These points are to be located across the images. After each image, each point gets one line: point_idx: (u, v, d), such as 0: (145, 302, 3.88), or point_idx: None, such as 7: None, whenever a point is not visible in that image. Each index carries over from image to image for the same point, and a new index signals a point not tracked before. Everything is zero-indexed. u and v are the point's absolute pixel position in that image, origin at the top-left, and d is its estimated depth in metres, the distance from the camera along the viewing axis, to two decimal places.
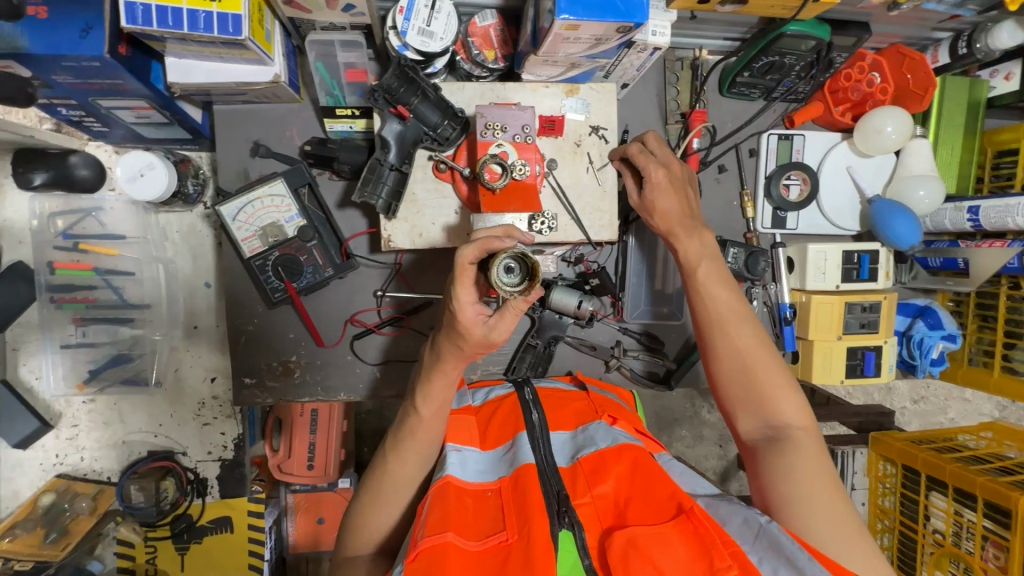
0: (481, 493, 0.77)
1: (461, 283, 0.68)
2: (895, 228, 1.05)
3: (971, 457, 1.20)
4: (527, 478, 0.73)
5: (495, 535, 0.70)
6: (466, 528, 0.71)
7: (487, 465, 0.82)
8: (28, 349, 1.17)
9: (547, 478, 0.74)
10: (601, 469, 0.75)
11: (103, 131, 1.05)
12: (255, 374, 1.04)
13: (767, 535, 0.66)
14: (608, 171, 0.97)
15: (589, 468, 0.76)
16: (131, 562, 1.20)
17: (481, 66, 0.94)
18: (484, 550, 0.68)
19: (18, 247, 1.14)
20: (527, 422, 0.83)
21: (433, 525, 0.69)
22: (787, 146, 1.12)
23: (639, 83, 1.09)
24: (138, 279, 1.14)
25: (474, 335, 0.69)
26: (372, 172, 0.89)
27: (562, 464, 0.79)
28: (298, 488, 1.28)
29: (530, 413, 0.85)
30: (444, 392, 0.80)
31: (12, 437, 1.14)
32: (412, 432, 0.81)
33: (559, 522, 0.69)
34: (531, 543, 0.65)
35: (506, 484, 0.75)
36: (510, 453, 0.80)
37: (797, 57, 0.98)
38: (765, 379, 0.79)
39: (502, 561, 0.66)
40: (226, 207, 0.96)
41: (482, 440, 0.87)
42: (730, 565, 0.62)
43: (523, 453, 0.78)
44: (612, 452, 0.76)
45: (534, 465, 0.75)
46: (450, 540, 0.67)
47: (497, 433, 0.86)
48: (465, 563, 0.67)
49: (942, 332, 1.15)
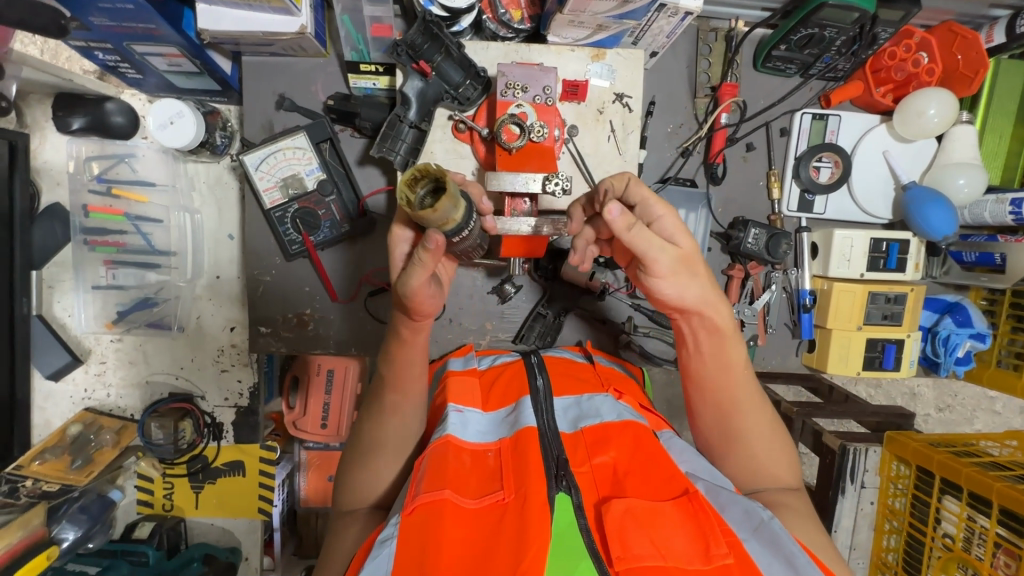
0: (482, 453, 0.77)
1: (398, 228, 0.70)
2: (929, 218, 1.01)
3: (991, 463, 1.15)
4: (527, 441, 0.73)
5: (492, 494, 0.70)
6: (464, 486, 0.72)
7: (489, 426, 0.82)
8: (62, 288, 1.22)
9: (547, 441, 0.74)
10: (604, 442, 0.75)
11: (137, 79, 1.08)
12: (271, 323, 1.07)
13: (762, 531, 0.66)
14: (630, 141, 0.95)
15: (591, 439, 0.76)
16: (150, 495, 1.29)
17: (507, 27, 0.92)
18: (480, 509, 0.69)
19: (56, 189, 1.19)
20: (531, 387, 0.84)
21: (430, 482, 0.70)
22: (821, 126, 1.08)
23: (669, 52, 1.06)
24: (165, 227, 1.18)
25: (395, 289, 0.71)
26: (391, 129, 0.89)
27: (564, 430, 0.78)
28: (312, 445, 1.35)
29: (536, 378, 0.85)
30: (419, 351, 0.81)
31: (45, 369, 1.20)
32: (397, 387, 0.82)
33: (557, 485, 0.69)
34: (527, 504, 0.66)
35: (507, 445, 0.76)
36: (513, 416, 0.81)
37: (838, 30, 0.94)
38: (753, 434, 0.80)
39: (498, 520, 0.67)
40: (250, 156, 0.98)
41: (484, 402, 0.87)
42: (725, 552, 0.63)
43: (526, 417, 0.78)
44: (615, 426, 0.77)
45: (535, 429, 0.75)
46: (447, 496, 0.68)
47: (500, 397, 0.87)
48: (460, 520, 0.67)
49: (971, 330, 1.10)
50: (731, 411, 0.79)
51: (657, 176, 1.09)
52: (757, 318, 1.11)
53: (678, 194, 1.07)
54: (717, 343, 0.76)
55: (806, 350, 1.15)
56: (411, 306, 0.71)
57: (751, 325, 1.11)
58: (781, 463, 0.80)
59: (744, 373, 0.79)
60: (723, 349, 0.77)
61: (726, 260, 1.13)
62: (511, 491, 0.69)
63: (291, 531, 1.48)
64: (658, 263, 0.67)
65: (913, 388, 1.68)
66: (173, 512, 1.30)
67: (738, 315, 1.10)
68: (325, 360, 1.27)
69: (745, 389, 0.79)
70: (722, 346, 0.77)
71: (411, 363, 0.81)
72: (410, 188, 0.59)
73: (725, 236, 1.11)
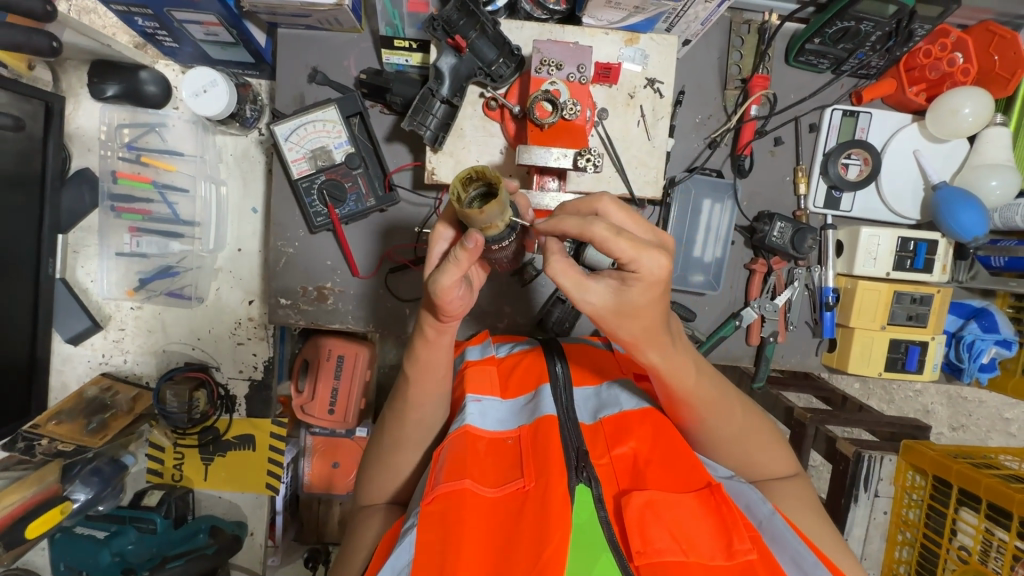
0: (501, 440, 0.73)
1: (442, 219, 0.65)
2: (959, 218, 0.99)
3: (1010, 474, 1.12)
4: (547, 430, 0.69)
5: (512, 482, 0.67)
6: (483, 474, 0.69)
7: (508, 414, 0.78)
8: (86, 253, 1.24)
9: (567, 431, 0.70)
10: (624, 431, 0.71)
11: (173, 47, 1.10)
12: (291, 296, 1.08)
13: (767, 527, 0.65)
14: (659, 127, 0.95)
15: (611, 429, 0.72)
16: (160, 464, 1.30)
17: (542, 7, 0.93)
18: (501, 497, 0.66)
19: (86, 155, 1.21)
20: (550, 373, 0.79)
21: (451, 471, 0.67)
22: (851, 123, 1.07)
23: (701, 43, 1.06)
24: (191, 197, 1.19)
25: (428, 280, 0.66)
26: (422, 102, 0.91)
27: (583, 420, 0.75)
28: (319, 431, 1.37)
29: (554, 365, 0.80)
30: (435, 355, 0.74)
31: (65, 332, 1.22)
32: (407, 394, 0.77)
33: (577, 476, 0.65)
34: (548, 495, 0.62)
35: (527, 432, 0.71)
36: (532, 403, 0.76)
37: (875, 23, 0.92)
38: (732, 432, 0.74)
39: (518, 509, 0.64)
40: (280, 127, 0.99)
41: (502, 390, 0.81)
42: (748, 549, 0.60)
43: (545, 404, 0.73)
44: (634, 415, 0.73)
45: (555, 418, 0.71)
46: (467, 486, 0.65)
47: (519, 384, 0.81)
48: (481, 509, 0.65)
49: (997, 336, 1.08)
50: (698, 429, 0.75)
51: (684, 166, 1.09)
52: (778, 314, 1.10)
53: (704, 184, 1.07)
54: (665, 378, 0.69)
55: (826, 350, 1.14)
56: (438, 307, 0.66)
57: (771, 320, 1.10)
58: (771, 456, 0.77)
59: (704, 394, 0.71)
60: (671, 382, 0.69)
61: (749, 254, 1.12)
62: (531, 479, 0.66)
63: (293, 516, 1.48)
64: (600, 312, 0.61)
65: (927, 405, 1.65)
66: (181, 482, 1.30)
67: (759, 310, 1.09)
68: (336, 346, 1.26)
69: (710, 405, 0.72)
70: (672, 379, 0.69)
71: (430, 371, 0.75)
72: (463, 186, 0.57)
73: (749, 229, 1.10)
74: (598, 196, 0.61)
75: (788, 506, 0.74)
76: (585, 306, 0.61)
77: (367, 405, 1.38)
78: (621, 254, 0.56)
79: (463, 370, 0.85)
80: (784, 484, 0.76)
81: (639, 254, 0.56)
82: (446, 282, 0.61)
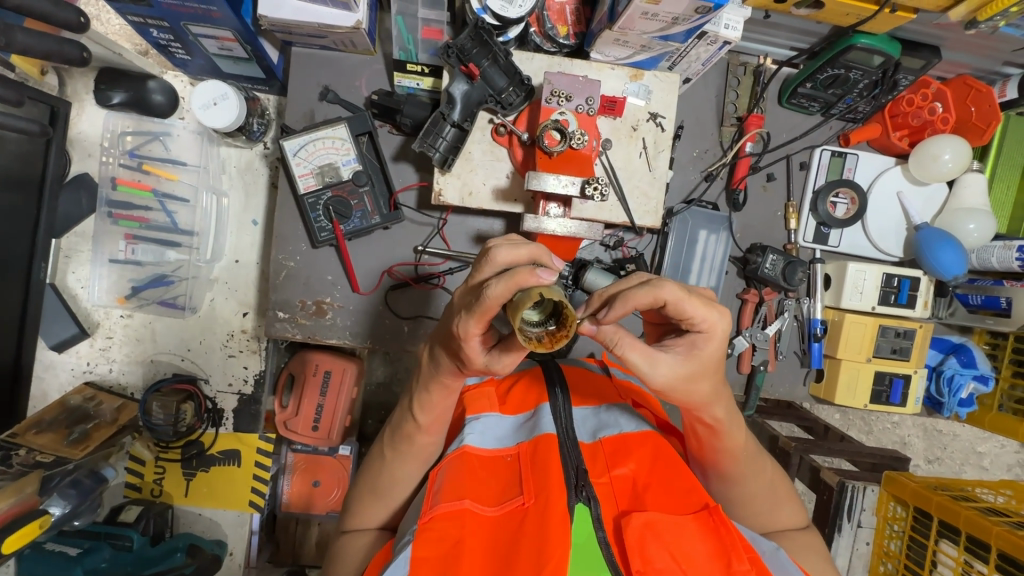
0: (498, 458, 0.73)
1: (479, 317, 0.54)
2: (940, 258, 1.04)
3: (987, 508, 1.15)
4: (546, 448, 0.69)
5: (512, 499, 0.67)
6: (482, 493, 0.69)
7: (506, 432, 0.78)
8: (79, 258, 1.22)
9: (568, 449, 0.70)
10: (624, 451, 0.72)
11: (185, 59, 1.12)
12: (289, 309, 1.07)
13: (771, 558, 0.66)
14: (660, 159, 0.98)
15: (610, 449, 0.72)
16: (140, 479, 1.27)
17: (552, 41, 0.97)
18: (500, 515, 0.66)
19: (87, 160, 1.21)
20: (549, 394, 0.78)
21: (450, 491, 0.67)
22: (840, 163, 1.12)
23: (700, 80, 1.11)
24: (191, 206, 1.18)
25: (476, 364, 0.60)
26: (433, 125, 0.92)
27: (583, 439, 0.75)
28: (299, 447, 1.31)
29: (552, 386, 0.80)
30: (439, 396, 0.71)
31: (50, 339, 1.19)
32: (410, 436, 0.75)
33: (576, 496, 0.65)
34: (548, 512, 0.63)
35: (526, 449, 0.72)
36: (531, 421, 0.77)
37: (863, 72, 0.98)
38: (760, 486, 0.76)
39: (518, 526, 0.64)
40: (290, 142, 1.00)
41: (501, 406, 0.83)
42: (748, 569, 0.60)
43: (545, 423, 0.74)
44: (634, 435, 0.73)
45: (554, 436, 0.71)
46: (467, 507, 0.66)
47: (518, 401, 0.83)
48: (483, 528, 0.66)
49: (975, 371, 1.13)
50: (737, 481, 0.75)
51: (681, 197, 1.13)
52: (768, 343, 1.13)
53: (701, 216, 1.10)
54: (719, 432, 0.69)
55: (813, 380, 1.17)
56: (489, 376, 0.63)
57: (761, 349, 1.13)
58: (788, 509, 0.79)
59: (747, 448, 0.73)
60: (724, 436, 0.70)
61: (741, 284, 1.15)
62: (531, 496, 0.66)
63: (269, 536, 1.40)
64: (670, 382, 0.60)
65: (905, 438, 1.69)
66: (161, 498, 1.27)
67: (750, 339, 1.12)
68: (324, 362, 1.25)
69: (748, 458, 0.74)
70: (727, 433, 0.70)
71: (442, 416, 0.74)
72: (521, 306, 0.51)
73: (742, 260, 1.14)
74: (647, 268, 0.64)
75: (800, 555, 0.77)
76: (654, 379, 0.59)
77: (352, 424, 1.35)
78: (689, 313, 0.59)
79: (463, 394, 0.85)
80: (800, 533, 0.79)
81: (710, 312, 0.59)
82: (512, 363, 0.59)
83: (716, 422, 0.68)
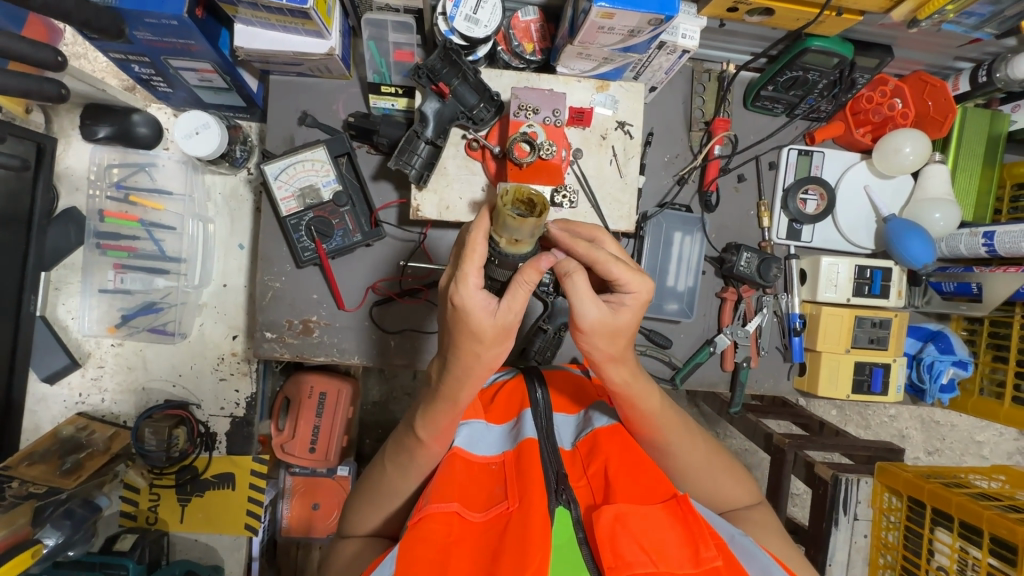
0: (485, 465, 0.75)
1: (471, 263, 0.59)
2: (909, 247, 1.07)
3: (979, 493, 1.16)
4: (529, 454, 0.70)
5: (498, 504, 0.68)
6: (471, 500, 0.70)
7: (495, 440, 0.79)
8: (68, 290, 1.24)
9: (547, 454, 0.72)
10: (594, 451, 0.74)
11: (167, 92, 1.15)
12: (276, 329, 1.09)
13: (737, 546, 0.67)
14: (631, 165, 1.01)
15: (585, 450, 0.75)
16: (134, 507, 1.26)
17: (520, 57, 1.01)
18: (488, 521, 0.67)
19: (74, 193, 1.23)
20: (531, 400, 0.79)
21: (438, 493, 0.68)
22: (807, 161, 1.16)
23: (667, 89, 1.15)
24: (178, 234, 1.20)
25: (489, 329, 0.61)
26: (408, 143, 0.95)
27: (564, 446, 0.78)
28: (297, 470, 1.32)
29: (535, 391, 0.80)
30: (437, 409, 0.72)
31: (42, 371, 1.21)
32: (412, 455, 0.76)
33: (556, 498, 0.66)
34: (528, 515, 0.63)
35: (510, 458, 0.73)
36: (515, 429, 0.78)
37: (820, 73, 1.03)
38: (693, 459, 0.78)
39: (502, 530, 0.64)
40: (271, 166, 1.03)
41: (486, 414, 0.84)
42: (715, 555, 0.61)
43: (526, 429, 0.75)
44: (605, 431, 0.76)
45: (536, 441, 0.72)
46: (455, 509, 0.67)
47: (502, 409, 0.85)
48: (468, 534, 0.66)
49: (954, 357, 1.14)
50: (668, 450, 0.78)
51: (655, 201, 1.16)
52: (749, 339, 1.15)
53: (674, 219, 1.13)
54: (633, 399, 0.72)
55: (797, 373, 1.19)
56: (503, 341, 0.62)
57: (743, 346, 1.15)
58: (738, 487, 0.81)
59: (666, 416, 0.76)
60: (636, 402, 0.72)
61: (719, 283, 1.18)
62: (514, 500, 0.66)
63: (269, 563, 1.40)
64: (592, 329, 0.63)
65: (902, 430, 1.71)
66: (156, 525, 1.27)
67: (732, 337, 1.14)
68: (317, 383, 1.27)
69: (672, 426, 0.77)
70: (639, 401, 0.72)
71: (449, 430, 0.73)
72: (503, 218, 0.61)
73: (718, 259, 1.16)
74: (596, 229, 0.70)
75: (758, 533, 0.78)
76: (583, 317, 0.62)
77: (349, 443, 1.37)
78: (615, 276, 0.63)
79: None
80: (752, 511, 0.80)
81: (634, 276, 0.63)
82: (516, 301, 0.61)
83: (624, 390, 0.71)
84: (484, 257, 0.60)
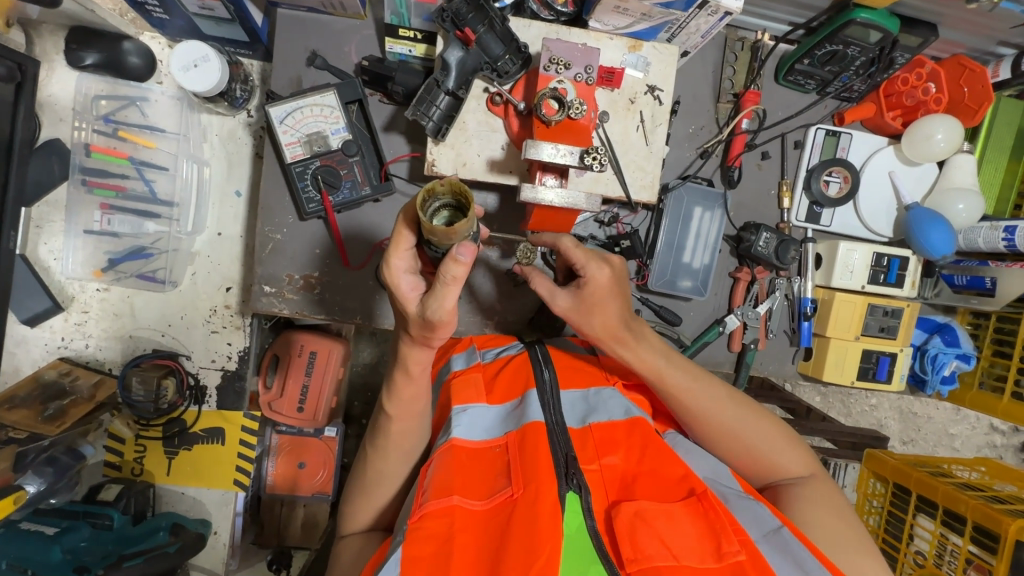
0: (486, 449, 0.71)
1: (397, 250, 0.64)
2: (930, 236, 1.05)
3: (964, 483, 1.18)
4: (535, 437, 0.69)
5: (500, 491, 0.66)
6: (471, 487, 0.67)
7: (495, 421, 0.76)
8: (51, 229, 1.18)
9: (557, 438, 0.70)
10: (613, 441, 0.71)
11: (163, 19, 1.06)
12: (275, 284, 1.04)
13: (772, 537, 0.63)
14: (658, 133, 0.97)
15: (599, 436, 0.72)
16: (119, 457, 1.23)
17: (550, 8, 0.94)
18: (490, 509, 0.65)
19: (58, 125, 1.15)
20: (537, 379, 0.78)
21: (440, 488, 0.65)
22: (833, 142, 1.12)
23: (697, 57, 1.09)
24: (171, 175, 1.14)
25: (414, 313, 0.64)
26: (427, 93, 0.89)
27: (571, 425, 0.74)
28: (285, 428, 1.29)
29: (541, 372, 0.79)
30: (412, 395, 0.74)
31: (22, 312, 1.15)
32: (386, 434, 0.77)
33: (567, 484, 0.65)
34: (539, 504, 0.62)
35: (514, 439, 0.70)
36: (518, 410, 0.75)
37: (861, 49, 0.98)
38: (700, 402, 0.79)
39: (508, 516, 0.63)
40: (276, 108, 0.96)
41: (488, 395, 0.79)
42: (737, 550, 0.61)
43: (532, 410, 0.73)
44: (622, 426, 0.73)
45: (543, 424, 0.71)
46: (456, 504, 0.64)
47: (505, 388, 0.80)
48: (472, 524, 0.64)
49: (958, 350, 1.15)
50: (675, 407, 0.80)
51: (677, 173, 1.12)
52: (759, 321, 1.14)
53: (696, 193, 1.09)
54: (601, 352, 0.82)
55: (802, 358, 1.18)
56: (433, 331, 0.64)
57: (752, 328, 1.13)
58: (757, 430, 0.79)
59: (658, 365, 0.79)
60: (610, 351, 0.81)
61: (733, 263, 1.15)
62: (519, 487, 0.65)
63: (253, 518, 1.38)
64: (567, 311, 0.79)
65: (881, 420, 1.74)
66: (142, 477, 1.23)
67: (742, 318, 1.12)
68: (308, 341, 1.22)
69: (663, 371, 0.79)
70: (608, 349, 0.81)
71: (416, 403, 0.76)
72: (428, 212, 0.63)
73: (736, 238, 1.13)
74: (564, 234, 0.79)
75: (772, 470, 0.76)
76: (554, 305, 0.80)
77: (339, 404, 1.33)
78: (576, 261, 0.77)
79: (448, 382, 0.82)
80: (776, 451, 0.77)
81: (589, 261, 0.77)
82: (447, 301, 0.61)
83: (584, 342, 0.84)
84: (409, 247, 0.64)
